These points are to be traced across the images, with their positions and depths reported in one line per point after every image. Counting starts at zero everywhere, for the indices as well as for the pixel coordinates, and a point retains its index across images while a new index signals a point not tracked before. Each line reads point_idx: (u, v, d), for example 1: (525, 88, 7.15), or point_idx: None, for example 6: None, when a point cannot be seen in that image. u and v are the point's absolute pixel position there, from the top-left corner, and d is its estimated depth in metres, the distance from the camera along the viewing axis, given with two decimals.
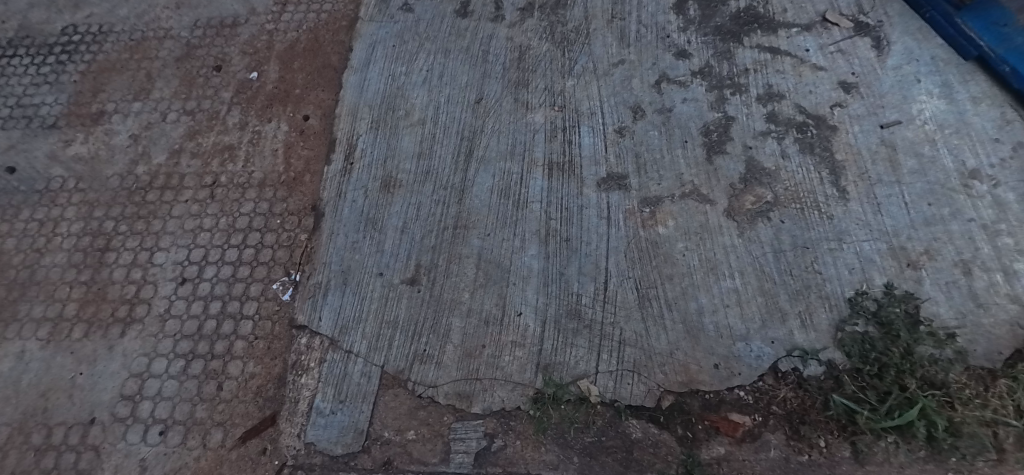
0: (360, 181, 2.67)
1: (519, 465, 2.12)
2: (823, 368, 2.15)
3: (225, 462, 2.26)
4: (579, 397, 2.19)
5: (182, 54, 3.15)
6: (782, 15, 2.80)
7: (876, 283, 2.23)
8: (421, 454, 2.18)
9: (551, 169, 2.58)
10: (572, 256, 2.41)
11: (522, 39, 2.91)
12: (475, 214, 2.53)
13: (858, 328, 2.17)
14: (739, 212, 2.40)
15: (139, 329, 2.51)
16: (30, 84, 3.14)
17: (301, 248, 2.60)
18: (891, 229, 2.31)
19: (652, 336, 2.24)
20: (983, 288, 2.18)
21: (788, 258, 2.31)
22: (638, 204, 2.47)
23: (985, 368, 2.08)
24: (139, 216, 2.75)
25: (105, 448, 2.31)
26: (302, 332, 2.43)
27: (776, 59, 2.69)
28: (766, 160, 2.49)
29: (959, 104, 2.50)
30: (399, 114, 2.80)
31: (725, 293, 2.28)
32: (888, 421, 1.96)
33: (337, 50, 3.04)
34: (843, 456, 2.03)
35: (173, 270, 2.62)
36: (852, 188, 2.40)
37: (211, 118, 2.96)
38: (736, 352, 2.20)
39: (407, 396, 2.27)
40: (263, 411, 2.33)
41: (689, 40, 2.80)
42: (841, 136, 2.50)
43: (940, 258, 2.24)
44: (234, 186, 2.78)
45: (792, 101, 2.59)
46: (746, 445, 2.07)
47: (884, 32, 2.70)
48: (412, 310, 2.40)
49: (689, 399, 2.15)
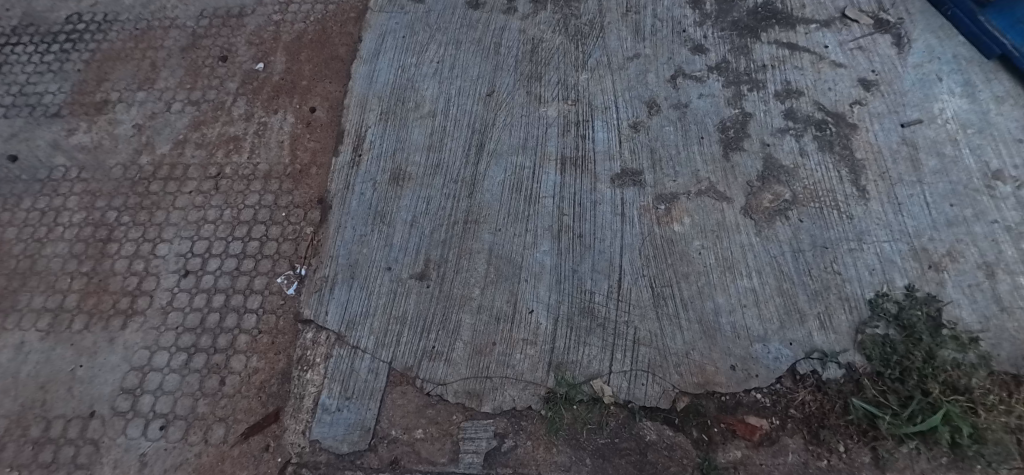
0: (369, 174, 2.62)
1: (530, 466, 2.07)
2: (842, 371, 2.09)
3: (228, 459, 2.20)
4: (592, 397, 2.14)
5: (188, 44, 3.10)
6: (800, 11, 2.75)
7: (898, 285, 2.18)
8: (430, 454, 2.13)
9: (564, 165, 2.53)
10: (585, 253, 2.36)
11: (535, 32, 2.86)
12: (487, 209, 2.48)
13: (879, 330, 2.12)
14: (757, 210, 2.35)
15: (141, 322, 2.45)
16: (33, 72, 3.08)
17: (307, 240, 2.55)
18: (912, 230, 2.26)
19: (667, 336, 2.19)
20: (1007, 291, 2.13)
21: (807, 258, 2.26)
22: (653, 201, 2.42)
23: (1009, 373, 2.02)
24: (142, 206, 2.70)
25: (104, 443, 2.26)
26: (308, 327, 2.38)
27: (794, 55, 2.64)
28: (784, 158, 2.44)
29: (981, 103, 2.45)
30: (409, 106, 2.75)
31: (742, 292, 2.23)
32: (910, 426, 1.93)
33: (345, 40, 2.99)
34: (863, 462, 1.97)
35: (176, 262, 2.56)
36: (872, 187, 2.35)
37: (217, 108, 2.91)
38: (753, 354, 2.14)
39: (416, 394, 2.22)
40: (267, 407, 2.27)
41: (705, 35, 2.75)
42: (861, 134, 2.45)
43: (963, 259, 2.19)
44: (239, 177, 2.72)
45: (811, 98, 2.54)
46: (763, 448, 2.02)
47: (905, 30, 2.65)
48: (421, 305, 2.34)
49: (705, 401, 2.10)
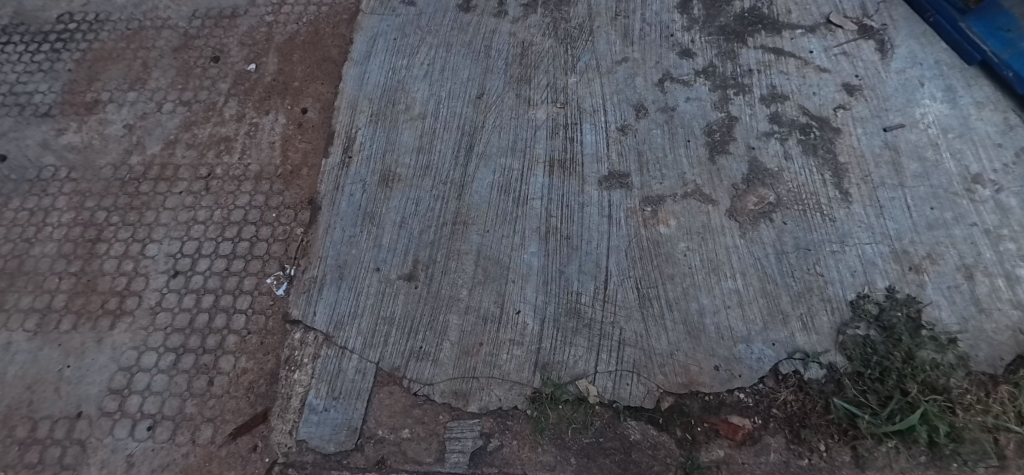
0: (359, 176, 2.64)
1: (516, 466, 2.08)
2: (824, 371, 2.12)
3: (215, 460, 2.21)
4: (578, 397, 2.15)
5: (180, 44, 3.11)
6: (787, 16, 2.79)
7: (879, 286, 2.21)
8: (416, 453, 2.14)
9: (552, 167, 2.55)
10: (572, 254, 2.38)
11: (526, 35, 2.88)
12: (476, 210, 2.50)
13: (859, 331, 2.15)
14: (742, 213, 2.38)
15: (130, 322, 2.46)
16: (24, 72, 3.08)
17: (296, 241, 2.56)
18: (894, 232, 2.29)
19: (652, 336, 2.21)
20: (986, 293, 2.16)
21: (791, 260, 2.28)
22: (640, 203, 2.44)
23: (987, 373, 2.06)
24: (132, 207, 2.70)
25: (91, 443, 2.26)
26: (296, 328, 2.39)
27: (780, 60, 2.68)
28: (769, 162, 2.47)
29: (962, 108, 2.49)
30: (399, 108, 2.77)
31: (726, 294, 2.26)
32: (889, 425, 1.96)
33: (337, 42, 3.01)
34: (843, 461, 2.00)
35: (166, 262, 2.57)
36: (855, 190, 2.38)
37: (208, 109, 2.92)
38: (737, 354, 2.17)
39: (403, 394, 2.23)
40: (255, 407, 2.28)
41: (693, 39, 2.78)
42: (844, 138, 2.48)
43: (943, 262, 2.22)
44: (230, 178, 2.73)
45: (796, 102, 2.58)
46: (746, 448, 2.05)
47: (889, 36, 2.69)
48: (409, 306, 2.36)
49: (689, 401, 2.12)
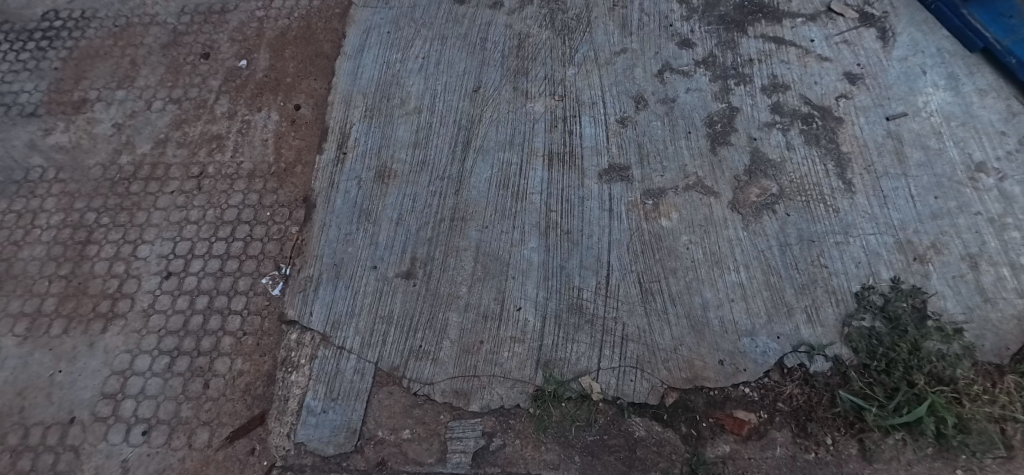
0: (355, 172, 2.59)
1: (520, 465, 2.04)
2: (829, 364, 2.09)
3: (212, 464, 2.16)
4: (581, 394, 2.12)
5: (169, 41, 3.05)
6: (787, 5, 2.75)
7: (883, 277, 2.18)
8: (417, 454, 2.10)
9: (551, 161, 2.51)
10: (573, 249, 2.34)
11: (522, 27, 2.84)
12: (474, 206, 2.46)
13: (865, 322, 2.12)
14: (745, 205, 2.35)
15: (122, 325, 2.41)
16: (10, 70, 3.02)
17: (291, 240, 2.51)
18: (898, 223, 2.26)
19: (656, 331, 2.18)
20: (991, 282, 2.14)
21: (795, 252, 2.25)
22: (641, 196, 2.41)
23: (993, 363, 2.03)
24: (123, 207, 2.65)
25: (84, 449, 2.21)
26: (292, 328, 2.34)
27: (781, 49, 2.64)
28: (770, 152, 2.44)
29: (965, 96, 2.46)
30: (394, 103, 2.72)
31: (730, 287, 2.22)
32: (896, 417, 1.94)
33: (330, 37, 2.95)
34: (850, 454, 1.97)
35: (159, 263, 2.52)
36: (858, 180, 2.35)
37: (199, 106, 2.86)
38: (741, 348, 2.14)
39: (402, 393, 2.19)
40: (252, 409, 2.23)
41: (692, 29, 2.74)
42: (846, 128, 2.45)
43: (948, 251, 2.20)
44: (222, 177, 2.68)
45: (797, 92, 2.54)
46: (752, 442, 2.02)
47: (890, 23, 2.66)
48: (407, 304, 2.32)
49: (694, 396, 2.09)
